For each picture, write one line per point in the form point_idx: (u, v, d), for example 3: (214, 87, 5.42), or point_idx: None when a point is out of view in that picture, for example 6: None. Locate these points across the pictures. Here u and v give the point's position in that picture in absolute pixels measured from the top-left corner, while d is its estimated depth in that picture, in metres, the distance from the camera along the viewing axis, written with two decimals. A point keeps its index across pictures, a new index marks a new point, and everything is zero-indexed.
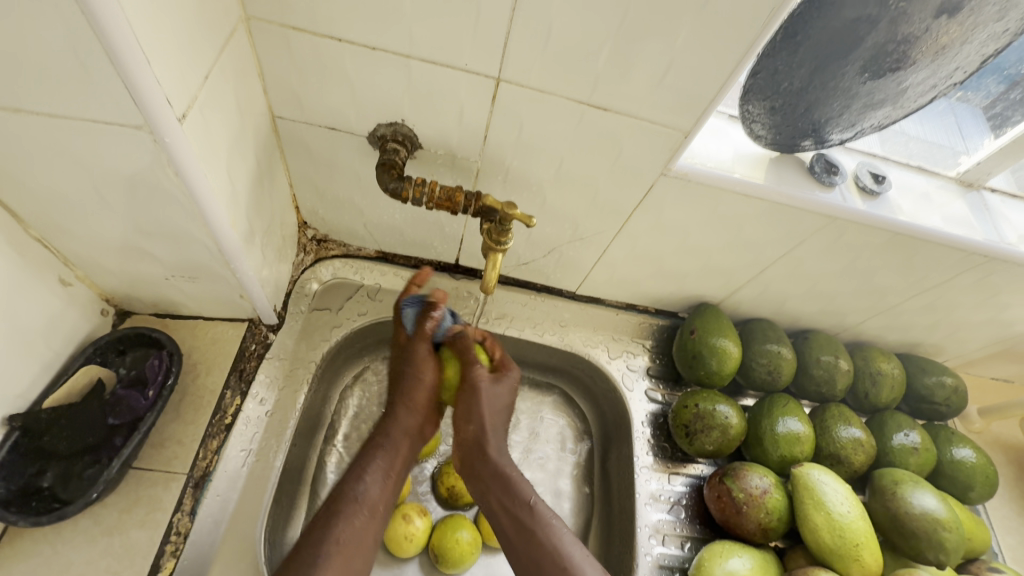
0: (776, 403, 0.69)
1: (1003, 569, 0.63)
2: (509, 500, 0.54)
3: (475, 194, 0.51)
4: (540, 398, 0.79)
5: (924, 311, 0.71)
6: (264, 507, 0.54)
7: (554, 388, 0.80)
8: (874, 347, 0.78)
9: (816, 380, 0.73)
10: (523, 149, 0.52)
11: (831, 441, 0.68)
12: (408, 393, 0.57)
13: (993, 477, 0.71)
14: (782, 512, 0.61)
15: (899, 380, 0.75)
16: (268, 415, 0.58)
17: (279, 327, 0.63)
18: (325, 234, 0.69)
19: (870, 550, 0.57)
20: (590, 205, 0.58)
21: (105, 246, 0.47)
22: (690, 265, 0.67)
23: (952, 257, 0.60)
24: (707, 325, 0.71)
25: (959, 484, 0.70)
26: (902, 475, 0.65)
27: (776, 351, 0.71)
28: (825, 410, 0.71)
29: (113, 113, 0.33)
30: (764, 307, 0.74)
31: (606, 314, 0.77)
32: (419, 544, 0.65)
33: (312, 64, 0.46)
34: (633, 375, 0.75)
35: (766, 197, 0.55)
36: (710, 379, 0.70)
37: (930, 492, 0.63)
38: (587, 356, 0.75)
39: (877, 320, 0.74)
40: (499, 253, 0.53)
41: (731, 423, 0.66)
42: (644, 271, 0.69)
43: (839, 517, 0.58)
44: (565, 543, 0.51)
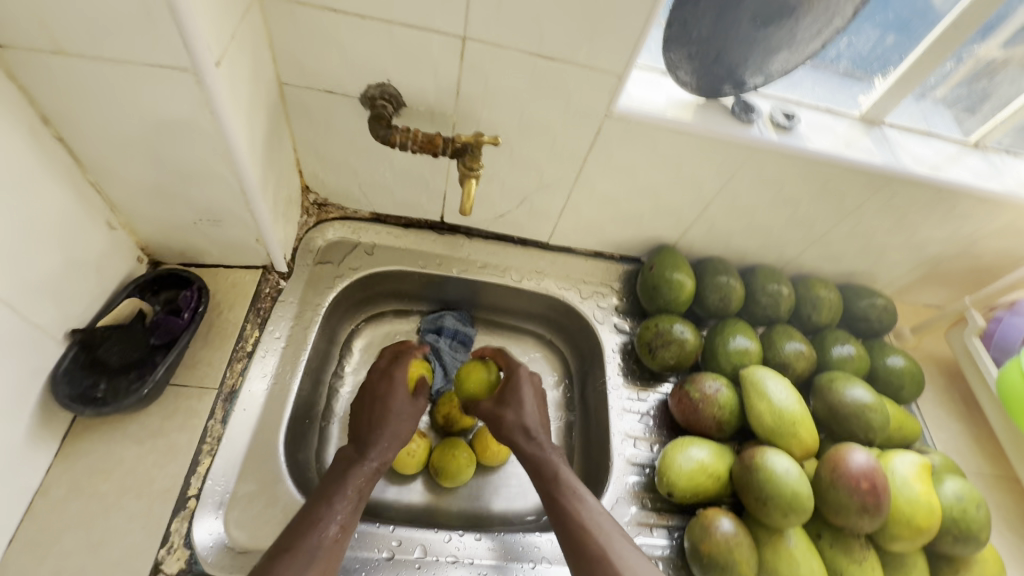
0: (726, 324, 0.79)
1: (931, 451, 0.73)
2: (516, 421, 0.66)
3: (474, 155, 0.61)
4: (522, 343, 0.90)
5: (850, 237, 0.82)
6: (284, 419, 0.63)
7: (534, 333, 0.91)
8: (814, 278, 0.89)
9: (763, 306, 0.83)
10: (489, 101, 0.63)
11: (777, 353, 0.78)
12: (374, 417, 0.62)
13: (920, 380, 0.81)
14: (733, 407, 0.70)
15: (835, 303, 0.85)
16: (283, 346, 0.67)
17: (288, 275, 0.73)
18: (324, 199, 0.79)
19: (806, 427, 0.66)
20: (550, 150, 0.69)
21: (147, 191, 0.56)
22: (644, 207, 0.78)
23: (860, 180, 0.71)
24: (663, 262, 0.82)
25: (891, 387, 0.80)
26: (838, 375, 0.75)
27: (725, 281, 0.82)
28: (772, 330, 0.82)
29: (165, 58, 0.43)
30: (714, 245, 0.85)
31: (576, 261, 0.88)
32: (420, 462, 0.73)
33: (312, 34, 0.57)
34: (603, 311, 0.85)
35: (694, 132, 0.65)
36: (669, 306, 0.80)
37: (860, 386, 0.72)
38: (561, 297, 0.85)
39: (812, 251, 0.85)
40: (472, 178, 0.61)
41: (687, 339, 0.76)
42: (605, 215, 0.80)
43: (778, 403, 0.67)
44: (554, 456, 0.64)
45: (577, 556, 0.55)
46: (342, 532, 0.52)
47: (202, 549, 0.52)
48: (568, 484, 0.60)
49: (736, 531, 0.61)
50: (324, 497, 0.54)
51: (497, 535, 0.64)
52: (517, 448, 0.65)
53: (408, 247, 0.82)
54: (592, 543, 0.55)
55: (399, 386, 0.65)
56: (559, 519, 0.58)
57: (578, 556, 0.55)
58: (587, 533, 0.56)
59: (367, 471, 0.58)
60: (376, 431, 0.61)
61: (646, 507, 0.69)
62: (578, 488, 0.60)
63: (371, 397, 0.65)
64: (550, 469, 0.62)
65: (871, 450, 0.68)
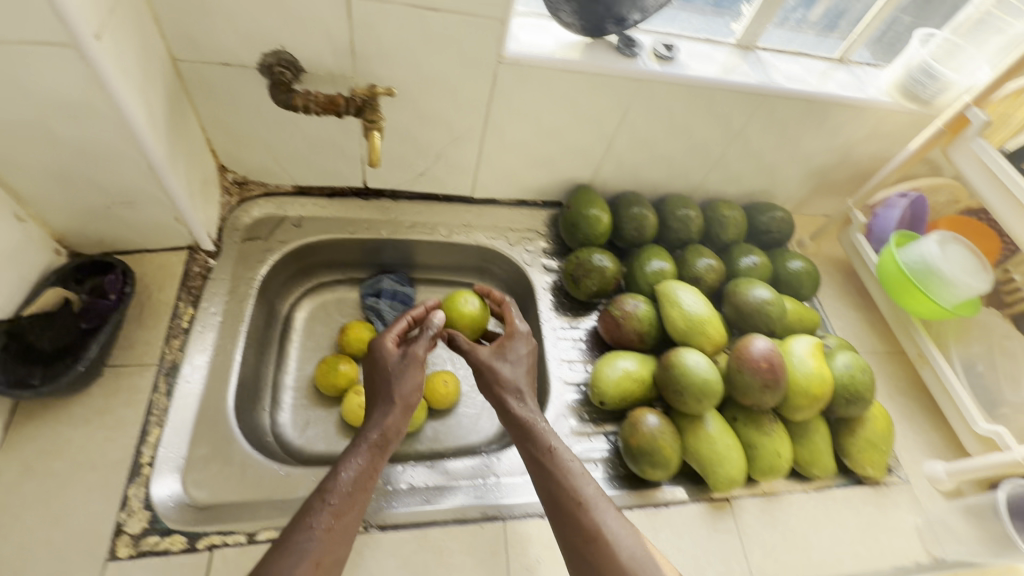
0: (643, 250, 0.86)
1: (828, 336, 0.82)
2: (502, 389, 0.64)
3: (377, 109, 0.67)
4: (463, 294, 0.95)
5: (744, 158, 0.90)
6: (230, 386, 0.66)
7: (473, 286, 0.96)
8: (721, 200, 0.97)
9: (675, 230, 0.91)
10: (385, 58, 0.66)
11: (690, 270, 0.86)
12: (381, 387, 0.63)
13: (817, 277, 0.91)
14: (652, 320, 0.77)
15: (740, 220, 0.93)
16: (221, 320, 0.69)
17: (216, 253, 0.75)
18: (244, 177, 0.81)
19: (714, 327, 0.74)
20: (454, 101, 0.73)
21: (53, 178, 0.57)
22: (553, 149, 0.83)
23: (740, 100, 0.78)
24: (580, 200, 0.87)
25: (793, 288, 0.89)
26: (744, 281, 0.83)
27: (640, 212, 0.88)
28: (686, 250, 0.89)
29: (43, 35, 0.44)
30: (625, 180, 0.92)
31: (501, 211, 0.92)
32: None
33: (197, 6, 0.58)
34: (532, 255, 0.91)
35: (583, 70, 0.70)
36: (589, 241, 0.86)
37: (762, 287, 0.81)
38: (491, 247, 0.90)
39: (714, 175, 0.93)
40: (374, 130, 0.65)
41: (607, 267, 0.82)
42: (519, 162, 0.85)
43: (689, 309, 0.75)
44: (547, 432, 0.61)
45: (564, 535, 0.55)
46: (327, 551, 0.50)
47: (162, 508, 0.55)
48: (545, 444, 0.60)
49: (661, 425, 0.69)
50: (302, 509, 0.52)
51: (448, 460, 0.68)
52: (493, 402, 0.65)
53: (335, 216, 0.85)
54: (572, 502, 0.56)
55: (400, 368, 0.63)
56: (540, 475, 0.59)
57: (558, 519, 0.56)
58: (571, 495, 0.57)
59: (368, 461, 0.56)
60: (396, 404, 0.61)
61: (585, 420, 0.76)
62: (555, 447, 0.60)
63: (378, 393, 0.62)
64: (531, 437, 0.61)
65: (774, 339, 0.76)
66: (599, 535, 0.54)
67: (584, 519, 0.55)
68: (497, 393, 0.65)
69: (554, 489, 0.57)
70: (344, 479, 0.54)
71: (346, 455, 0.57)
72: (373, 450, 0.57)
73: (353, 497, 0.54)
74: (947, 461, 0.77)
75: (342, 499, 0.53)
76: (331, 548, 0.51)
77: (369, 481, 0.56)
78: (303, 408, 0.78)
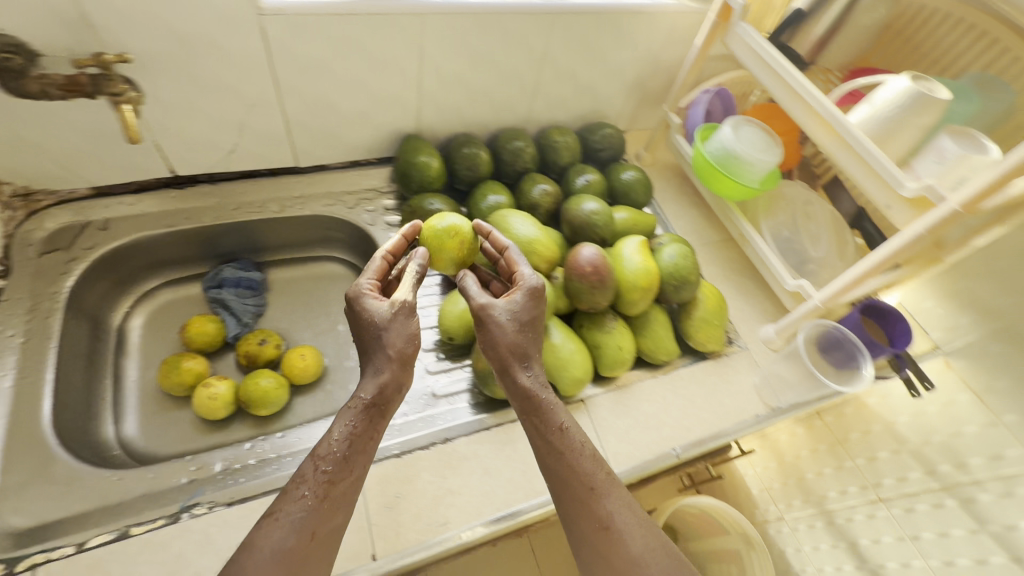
0: (480, 189, 0.88)
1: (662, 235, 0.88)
2: (518, 354, 0.60)
3: (134, 81, 0.66)
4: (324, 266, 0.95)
5: (559, 81, 0.93)
6: (43, 404, 0.62)
7: (333, 257, 0.96)
8: (554, 127, 0.99)
9: (510, 163, 0.93)
10: (130, 27, 0.62)
11: (528, 198, 0.88)
12: (368, 338, 0.57)
13: (650, 184, 0.96)
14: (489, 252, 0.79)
15: (572, 143, 0.96)
16: (22, 340, 0.65)
17: (6, 273, 0.69)
18: (26, 186, 0.73)
19: (545, 246, 0.77)
20: (231, 65, 0.70)
21: None
22: (363, 102, 0.82)
23: (530, 22, 0.80)
24: (408, 150, 0.87)
25: (630, 197, 0.94)
26: (576, 199, 0.86)
27: (472, 151, 0.89)
28: (523, 180, 0.91)
29: None
30: (453, 123, 0.92)
31: (335, 176, 0.91)
32: (229, 403, 0.74)
33: None
34: (376, 214, 0.90)
35: (357, 11, 0.69)
36: (425, 188, 0.87)
37: (591, 200, 0.84)
38: (330, 214, 0.88)
39: (537, 104, 0.95)
40: (126, 106, 0.63)
41: (442, 211, 0.83)
42: (333, 120, 0.83)
43: (518, 234, 0.77)
44: (559, 413, 0.59)
45: (571, 515, 0.55)
46: (324, 537, 0.49)
47: None
48: (560, 423, 0.58)
49: None
50: (293, 485, 0.50)
51: (294, 430, 0.68)
52: (502, 377, 0.61)
53: (148, 211, 0.79)
54: (585, 485, 0.55)
55: (393, 326, 0.57)
56: (548, 454, 0.57)
57: (567, 494, 0.55)
58: (585, 480, 0.55)
59: (365, 424, 0.55)
60: (392, 360, 0.56)
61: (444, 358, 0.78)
62: (565, 426, 0.58)
63: (365, 347, 0.58)
64: (541, 410, 0.59)
65: (607, 246, 0.80)
66: (611, 524, 0.53)
67: (596, 504, 0.54)
68: (495, 348, 0.60)
69: (567, 473, 0.56)
70: (333, 458, 0.52)
71: (345, 418, 0.54)
72: (363, 417, 0.55)
73: (334, 481, 0.51)
74: (775, 322, 0.85)
75: (335, 470, 0.52)
76: (327, 536, 0.50)
77: (367, 442, 0.55)
78: (154, 413, 0.75)
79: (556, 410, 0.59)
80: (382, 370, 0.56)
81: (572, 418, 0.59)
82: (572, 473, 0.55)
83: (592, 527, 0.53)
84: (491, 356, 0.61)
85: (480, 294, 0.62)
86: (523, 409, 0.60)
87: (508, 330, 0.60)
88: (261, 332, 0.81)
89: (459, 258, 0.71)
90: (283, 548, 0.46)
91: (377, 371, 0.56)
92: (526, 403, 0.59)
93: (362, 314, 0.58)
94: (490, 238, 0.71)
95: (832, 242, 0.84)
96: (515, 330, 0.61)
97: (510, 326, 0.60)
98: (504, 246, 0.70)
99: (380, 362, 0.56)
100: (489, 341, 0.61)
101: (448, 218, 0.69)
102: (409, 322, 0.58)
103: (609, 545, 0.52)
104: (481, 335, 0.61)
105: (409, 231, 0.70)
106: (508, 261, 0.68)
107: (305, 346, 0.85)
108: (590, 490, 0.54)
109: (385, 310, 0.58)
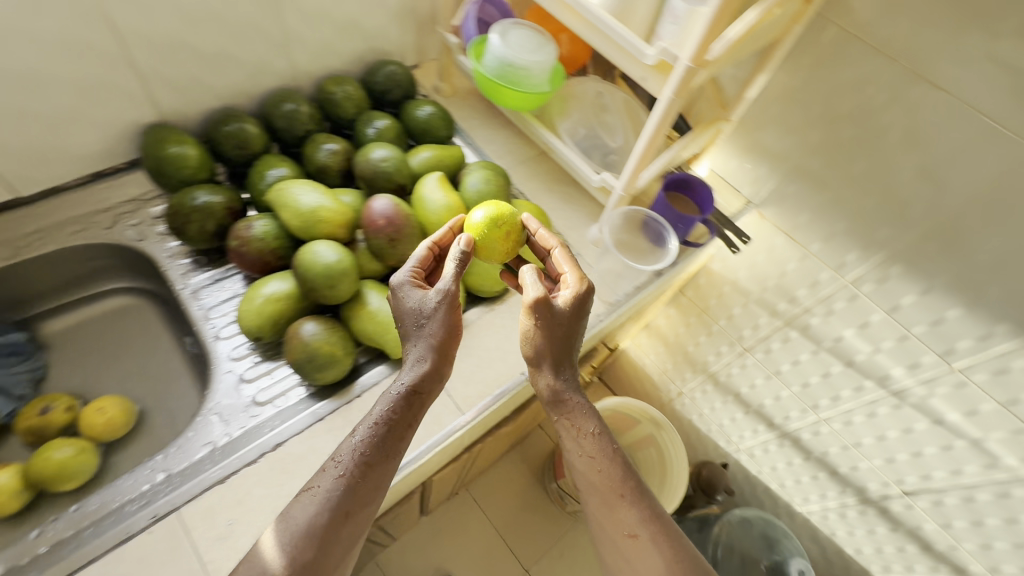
0: (258, 167, 0.78)
1: (470, 167, 0.84)
2: (560, 350, 0.65)
3: None
4: (110, 301, 0.82)
5: (310, 23, 0.82)
6: None
7: (119, 288, 0.82)
8: (330, 78, 0.90)
9: (288, 130, 0.83)
10: None
11: (316, 163, 0.80)
12: (406, 327, 0.62)
13: (450, 117, 0.92)
14: (278, 234, 0.71)
15: (354, 92, 0.88)
16: None
17: None
18: None
19: (336, 212, 0.70)
20: None
21: None
22: (66, 99, 0.68)
23: None
24: (154, 143, 0.74)
25: (431, 135, 0.89)
26: (366, 150, 0.79)
27: (237, 128, 0.79)
28: (308, 145, 0.82)
29: None
30: (203, 99, 0.80)
31: (77, 196, 0.76)
32: (18, 491, 0.62)
33: None
34: (147, 226, 0.78)
35: None
36: (191, 182, 0.75)
37: (382, 149, 0.78)
38: (86, 241, 0.75)
39: (298, 56, 0.85)
40: None
41: (214, 203, 0.72)
42: (37, 130, 0.68)
43: (302, 206, 0.69)
44: (590, 419, 0.64)
45: (600, 514, 0.62)
46: (353, 524, 0.54)
47: None
48: (593, 428, 0.64)
49: (320, 330, 0.65)
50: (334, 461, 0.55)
51: (94, 495, 0.58)
52: (541, 371, 0.65)
53: None
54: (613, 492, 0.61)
55: (425, 328, 0.61)
56: (578, 455, 0.64)
57: (595, 493, 0.63)
58: (614, 484, 0.62)
59: (401, 417, 0.58)
60: (434, 353, 0.61)
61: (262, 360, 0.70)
62: (595, 432, 0.64)
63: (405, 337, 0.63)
64: (579, 414, 0.64)
65: (409, 194, 0.76)
66: (635, 533, 0.60)
67: (621, 512, 0.61)
68: (539, 347, 0.64)
69: (597, 477, 0.62)
70: (366, 444, 0.56)
71: (386, 403, 0.58)
72: (402, 404, 0.59)
73: (366, 480, 0.55)
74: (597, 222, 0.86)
75: (371, 468, 0.55)
76: (348, 536, 0.54)
77: (405, 434, 0.59)
78: None
79: (588, 415, 0.64)
80: (410, 358, 0.61)
81: (604, 426, 0.64)
82: (602, 478, 0.62)
83: (620, 533, 0.61)
84: (530, 354, 0.65)
85: (535, 289, 0.62)
86: (557, 404, 0.65)
87: (551, 323, 0.63)
88: (42, 398, 0.69)
89: (503, 250, 0.68)
90: (315, 527, 0.51)
91: (416, 371, 0.60)
92: (563, 403, 0.65)
93: (401, 303, 0.63)
94: (535, 236, 0.71)
95: (626, 128, 0.85)
96: (560, 336, 0.65)
97: (546, 338, 0.64)
98: (549, 246, 0.71)
99: (423, 351, 0.60)
100: (536, 334, 0.64)
101: (502, 205, 0.66)
102: (450, 313, 0.61)
103: (635, 553, 0.60)
104: (536, 342, 0.64)
105: (389, 210, 0.70)
106: (553, 261, 0.71)
107: (109, 397, 0.73)
108: (617, 496, 0.61)
109: (428, 298, 0.61)
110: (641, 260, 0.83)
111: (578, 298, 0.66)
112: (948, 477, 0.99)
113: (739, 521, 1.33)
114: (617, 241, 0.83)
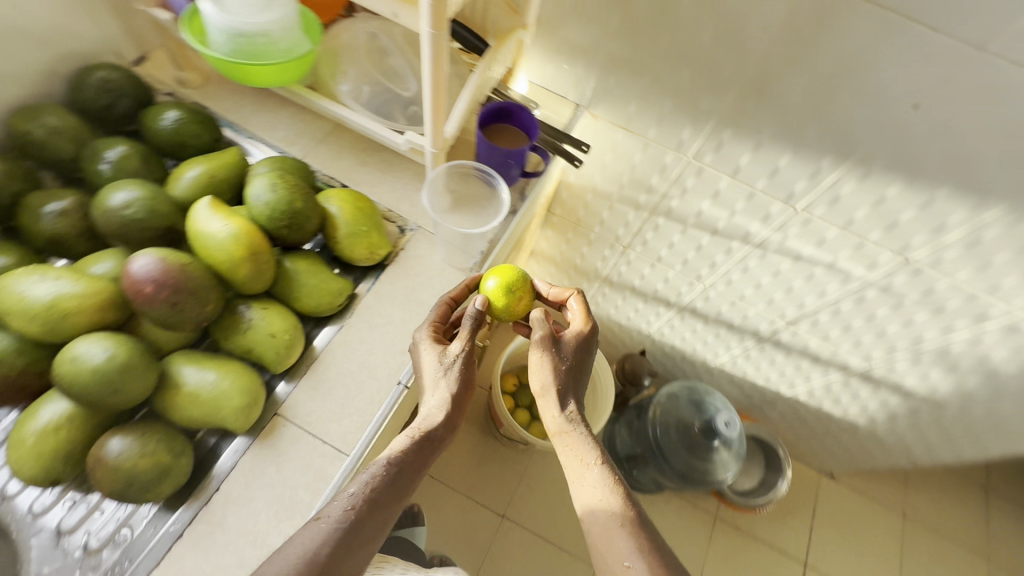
0: None
1: (257, 170, 0.69)
2: (567, 379, 0.76)
3: None
4: None
5: None
6: None
7: None
8: (20, 113, 0.69)
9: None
10: None
11: (43, 232, 0.63)
12: (427, 368, 0.62)
13: (206, 115, 0.74)
14: (20, 344, 0.55)
15: (64, 122, 0.69)
16: None
17: None
18: None
19: (82, 292, 0.54)
20: None
21: None
22: None
23: None
24: None
25: (191, 145, 0.72)
26: (103, 194, 0.62)
27: None
28: (25, 212, 0.63)
29: None
30: None
31: None
32: None
33: None
34: None
35: None
36: None
37: (125, 187, 0.61)
38: None
39: None
40: None
41: None
42: None
43: (32, 302, 0.53)
44: (593, 454, 0.72)
45: (598, 547, 0.67)
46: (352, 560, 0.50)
47: None
48: (596, 460, 0.71)
49: (127, 442, 0.52)
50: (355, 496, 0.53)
51: None
52: (548, 404, 0.76)
53: None
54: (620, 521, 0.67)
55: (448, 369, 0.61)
56: (579, 488, 0.71)
57: (592, 524, 0.68)
58: (612, 515, 0.67)
59: (415, 461, 0.57)
60: (461, 394, 0.62)
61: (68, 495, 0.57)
62: (595, 465, 0.71)
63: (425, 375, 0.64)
64: (581, 447, 0.72)
65: (190, 235, 0.60)
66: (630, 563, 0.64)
67: (618, 543, 0.65)
68: (554, 376, 0.75)
69: (595, 505, 0.69)
70: (384, 481, 0.54)
71: (400, 443, 0.57)
72: (414, 449, 0.58)
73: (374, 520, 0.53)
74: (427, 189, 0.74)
75: (380, 511, 0.54)
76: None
77: (415, 477, 0.58)
78: None
79: (590, 448, 0.72)
80: (436, 397, 0.60)
81: (606, 467, 0.71)
82: (599, 509, 0.68)
83: (614, 562, 0.64)
84: (540, 389, 0.77)
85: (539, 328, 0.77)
86: (562, 432, 0.74)
87: (559, 357, 0.76)
88: None
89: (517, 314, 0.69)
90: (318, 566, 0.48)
91: (444, 415, 0.60)
92: (567, 432, 0.74)
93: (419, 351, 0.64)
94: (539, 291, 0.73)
95: (415, 69, 0.74)
96: (565, 365, 0.77)
97: (559, 366, 0.76)
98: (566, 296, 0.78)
99: (453, 397, 0.61)
100: (546, 363, 0.76)
101: (510, 269, 0.67)
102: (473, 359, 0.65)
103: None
104: (548, 374, 0.76)
105: (152, 270, 0.54)
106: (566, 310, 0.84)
107: None
108: (614, 525, 0.66)
109: (457, 345, 0.63)
110: (480, 219, 0.77)
111: (586, 343, 0.81)
112: (817, 299, 1.09)
113: (668, 398, 1.41)
114: (450, 206, 0.77)
